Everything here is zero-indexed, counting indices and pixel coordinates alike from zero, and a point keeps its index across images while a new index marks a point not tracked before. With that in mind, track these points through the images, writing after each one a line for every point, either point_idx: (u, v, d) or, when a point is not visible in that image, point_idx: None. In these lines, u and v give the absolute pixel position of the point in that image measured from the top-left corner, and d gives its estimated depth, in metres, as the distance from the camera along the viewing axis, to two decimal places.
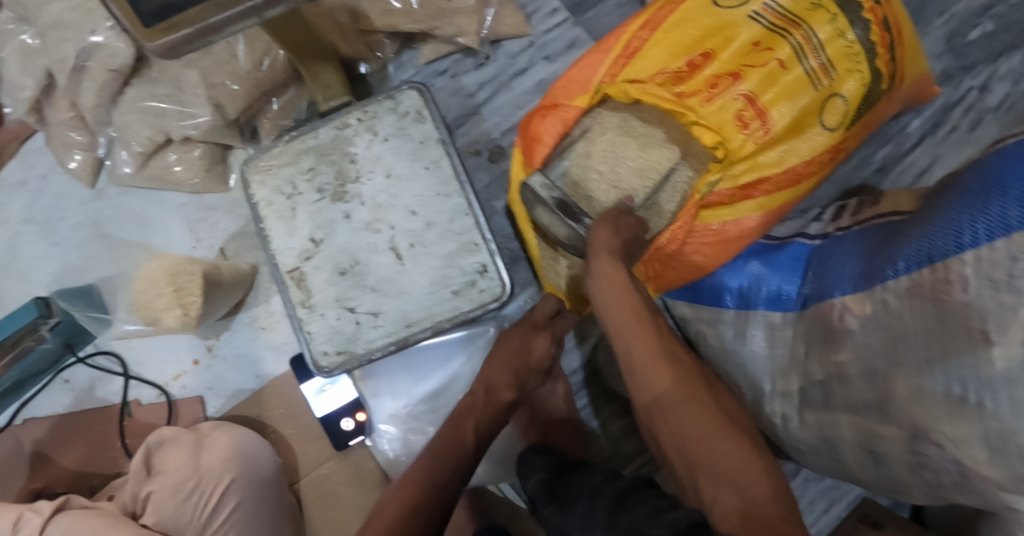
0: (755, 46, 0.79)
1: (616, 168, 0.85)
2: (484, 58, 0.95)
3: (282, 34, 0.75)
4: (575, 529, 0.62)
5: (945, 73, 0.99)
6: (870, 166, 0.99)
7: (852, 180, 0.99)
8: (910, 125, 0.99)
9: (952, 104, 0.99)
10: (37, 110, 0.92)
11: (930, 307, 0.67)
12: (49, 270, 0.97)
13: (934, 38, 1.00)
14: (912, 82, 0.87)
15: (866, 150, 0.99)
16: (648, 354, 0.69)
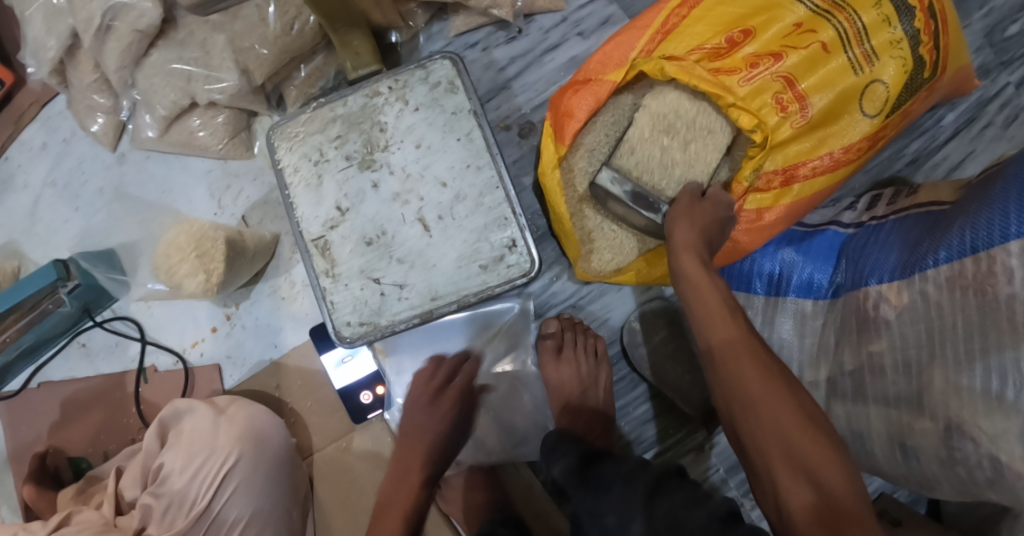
0: (797, 27, 0.77)
1: (660, 158, 0.81)
2: (516, 32, 0.93)
3: None
4: (612, 515, 0.60)
5: (983, 68, 0.97)
6: (903, 158, 0.97)
7: (886, 172, 0.97)
8: (944, 118, 0.97)
9: (989, 99, 0.97)
10: (60, 71, 0.90)
11: (973, 299, 0.65)
12: (69, 233, 0.96)
13: (974, 31, 0.97)
14: (954, 73, 0.85)
15: (899, 142, 0.97)
16: (730, 342, 0.66)
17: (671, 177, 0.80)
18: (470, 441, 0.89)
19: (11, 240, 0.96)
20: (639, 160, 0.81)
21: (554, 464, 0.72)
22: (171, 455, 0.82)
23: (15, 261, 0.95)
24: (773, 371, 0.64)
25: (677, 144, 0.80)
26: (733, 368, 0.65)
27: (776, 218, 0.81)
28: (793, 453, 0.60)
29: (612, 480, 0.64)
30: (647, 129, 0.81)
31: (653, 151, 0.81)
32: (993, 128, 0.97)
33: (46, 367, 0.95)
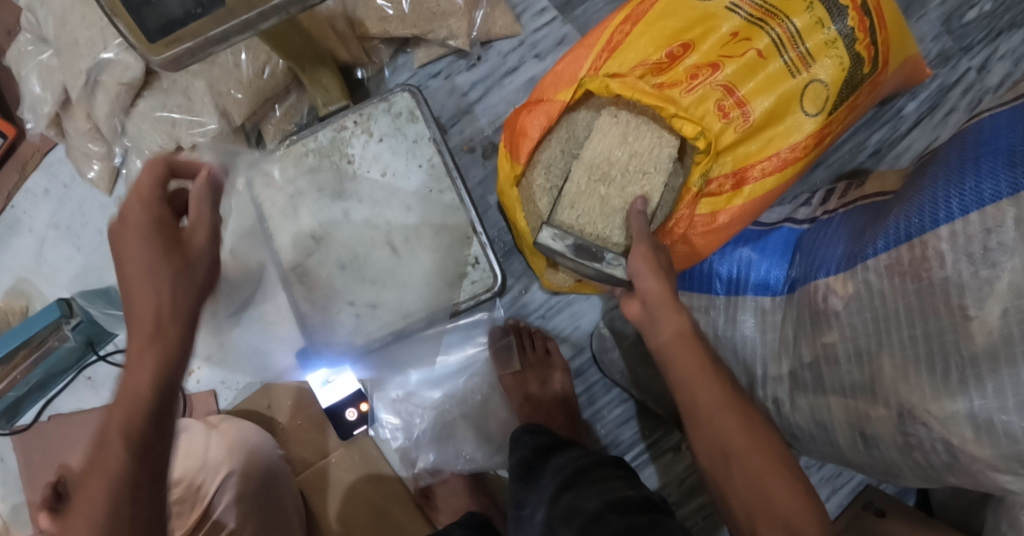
0: (733, 36, 0.81)
1: (599, 208, 0.84)
2: (476, 58, 0.97)
3: (285, 42, 0.80)
4: (531, 504, 0.67)
5: (942, 55, 0.98)
6: (864, 151, 0.98)
7: (848, 165, 0.98)
8: (905, 107, 0.98)
9: (951, 84, 0.97)
10: (57, 124, 0.98)
11: (912, 285, 0.67)
12: (71, 273, 1.03)
13: (930, 20, 0.98)
14: (899, 66, 0.87)
15: (860, 134, 0.98)
16: (712, 399, 0.67)
17: (613, 224, 0.83)
18: (451, 448, 0.92)
19: (19, 281, 1.03)
20: (580, 214, 0.83)
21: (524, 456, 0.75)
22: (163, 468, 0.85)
23: (24, 301, 1.02)
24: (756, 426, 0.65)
25: (614, 192, 0.83)
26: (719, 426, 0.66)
27: (729, 220, 0.83)
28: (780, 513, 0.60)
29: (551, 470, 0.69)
30: (584, 182, 0.84)
31: (593, 204, 0.84)
32: (958, 113, 0.98)
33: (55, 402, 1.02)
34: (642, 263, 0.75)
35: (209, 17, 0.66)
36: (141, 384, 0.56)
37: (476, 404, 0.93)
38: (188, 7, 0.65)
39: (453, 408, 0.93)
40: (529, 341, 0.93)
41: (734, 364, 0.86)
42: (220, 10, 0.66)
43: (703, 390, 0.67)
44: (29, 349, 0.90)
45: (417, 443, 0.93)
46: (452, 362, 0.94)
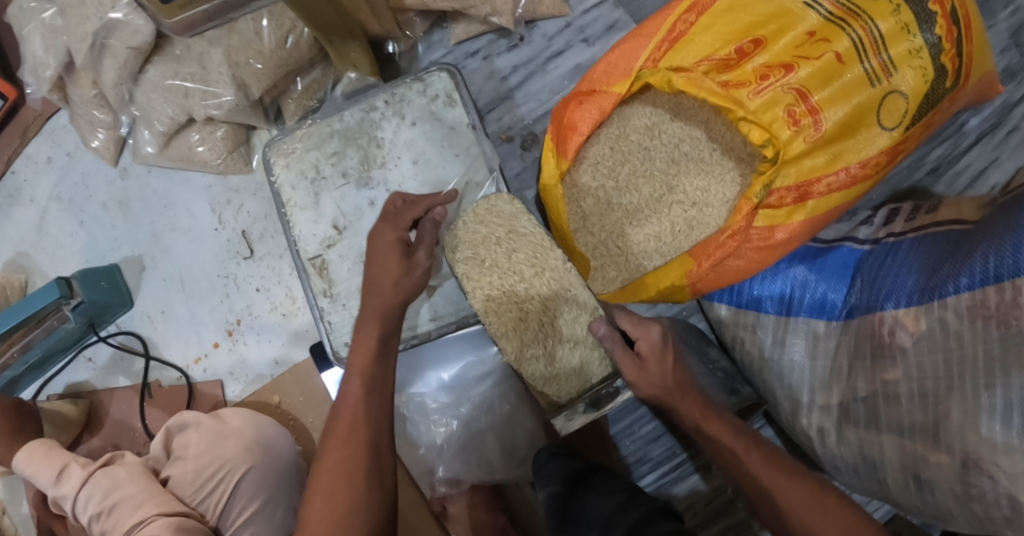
0: (810, 37, 0.73)
1: (562, 361, 0.71)
2: (518, 39, 0.88)
3: (308, 13, 0.72)
4: None
5: (1008, 70, 0.85)
6: (922, 167, 0.86)
7: (904, 182, 0.87)
8: (968, 122, 0.86)
9: (1013, 103, 0.85)
10: (60, 89, 0.91)
11: (996, 331, 0.61)
12: (74, 249, 0.96)
13: (998, 32, 0.85)
14: (978, 80, 0.76)
15: (920, 149, 0.87)
16: (793, 499, 0.60)
17: (590, 359, 0.71)
18: (474, 457, 0.87)
19: (20, 254, 0.97)
20: (557, 382, 0.71)
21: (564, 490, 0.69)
22: (179, 465, 0.81)
23: (23, 276, 0.96)
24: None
25: (565, 335, 0.71)
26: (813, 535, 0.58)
27: (787, 236, 0.76)
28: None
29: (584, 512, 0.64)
30: (534, 353, 0.70)
31: (555, 359, 0.71)
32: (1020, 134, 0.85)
33: (54, 382, 0.96)
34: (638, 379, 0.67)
35: None
36: (347, 433, 0.63)
37: (494, 418, 0.87)
38: None
39: (480, 416, 0.87)
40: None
41: (777, 388, 0.81)
42: None
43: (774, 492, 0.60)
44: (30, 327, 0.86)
45: (438, 450, 0.88)
46: (482, 371, 0.88)
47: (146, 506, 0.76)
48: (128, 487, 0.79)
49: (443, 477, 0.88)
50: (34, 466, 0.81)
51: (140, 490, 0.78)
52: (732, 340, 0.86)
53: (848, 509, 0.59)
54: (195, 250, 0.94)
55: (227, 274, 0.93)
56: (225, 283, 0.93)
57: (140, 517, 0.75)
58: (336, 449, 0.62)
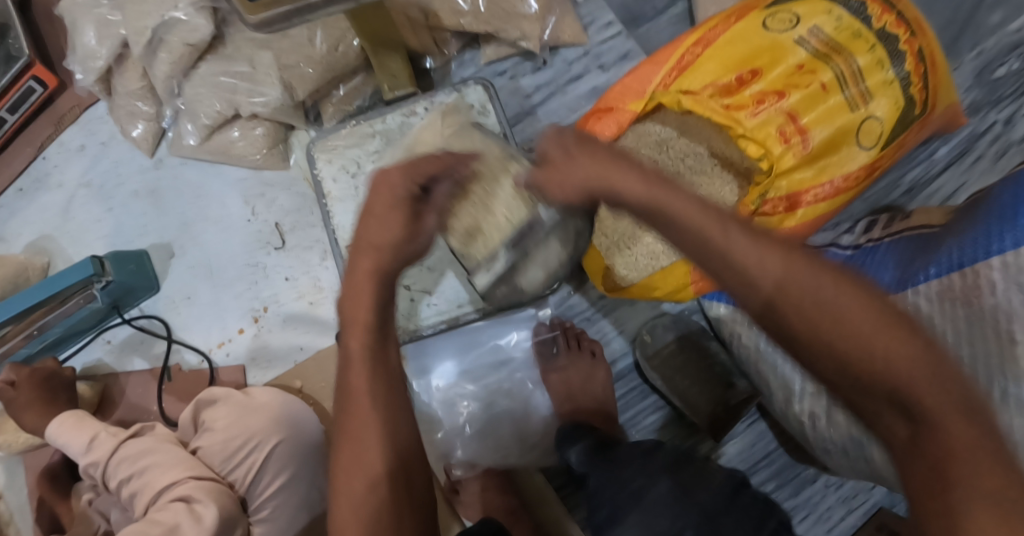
0: (799, 68, 0.85)
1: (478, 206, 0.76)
2: (541, 63, 0.99)
3: (362, 21, 0.85)
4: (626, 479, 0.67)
5: (973, 105, 0.95)
6: (898, 188, 0.97)
7: (882, 201, 0.98)
8: (937, 151, 0.97)
9: (978, 135, 0.96)
10: (105, 80, 0.97)
11: (961, 310, 0.72)
12: (103, 233, 0.99)
13: (963, 72, 0.96)
14: (945, 110, 0.89)
15: (895, 172, 0.98)
16: (824, 298, 0.47)
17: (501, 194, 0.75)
18: (491, 441, 0.93)
19: (43, 237, 0.99)
20: (474, 228, 0.76)
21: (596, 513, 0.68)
22: (208, 436, 0.85)
23: (44, 258, 0.99)
24: (921, 363, 0.45)
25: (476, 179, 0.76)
26: (876, 358, 0.46)
27: (779, 239, 0.87)
28: (953, 505, 0.43)
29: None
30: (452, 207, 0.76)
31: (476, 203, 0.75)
32: (985, 162, 0.96)
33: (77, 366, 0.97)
34: (590, 169, 0.54)
35: None
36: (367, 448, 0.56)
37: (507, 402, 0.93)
38: None
39: (501, 398, 0.94)
40: (575, 342, 0.94)
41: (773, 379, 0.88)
42: None
43: (803, 287, 0.47)
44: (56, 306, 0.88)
45: (453, 434, 0.93)
46: (499, 359, 0.95)
47: (177, 469, 0.80)
48: (158, 453, 0.82)
49: (462, 459, 0.92)
50: (64, 431, 0.84)
51: (171, 456, 0.82)
52: (730, 335, 0.93)
53: (912, 341, 0.46)
54: (225, 239, 0.98)
55: (256, 263, 0.98)
56: (253, 271, 0.98)
57: (173, 477, 0.79)
58: (360, 480, 0.56)
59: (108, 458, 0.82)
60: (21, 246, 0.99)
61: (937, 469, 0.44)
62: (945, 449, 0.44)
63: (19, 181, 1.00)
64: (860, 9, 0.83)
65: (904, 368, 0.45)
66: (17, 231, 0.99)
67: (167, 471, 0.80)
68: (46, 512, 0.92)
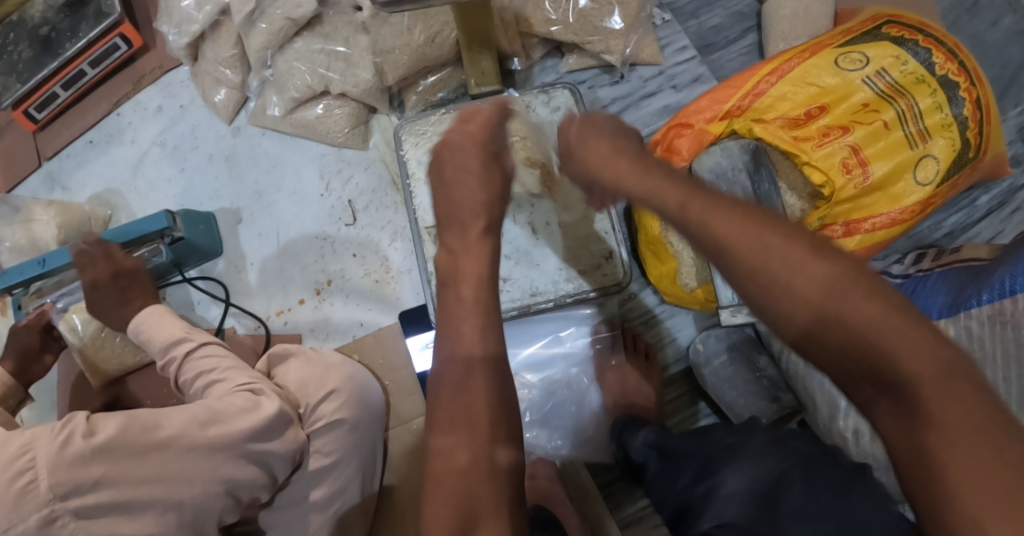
0: (864, 107, 0.92)
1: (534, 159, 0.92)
2: (620, 76, 1.06)
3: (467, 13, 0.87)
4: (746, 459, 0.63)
5: (1015, 158, 1.09)
6: (941, 230, 1.08)
7: (925, 240, 1.08)
8: (979, 198, 1.08)
9: (1019, 186, 1.08)
10: (194, 44, 1.00)
11: (1011, 333, 0.78)
12: (170, 193, 1.04)
13: (1008, 126, 1.10)
14: (992, 158, 0.99)
15: (938, 215, 1.08)
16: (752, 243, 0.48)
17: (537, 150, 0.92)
18: (544, 430, 0.94)
19: (108, 189, 1.04)
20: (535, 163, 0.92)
21: (675, 482, 0.69)
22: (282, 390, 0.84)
23: (108, 211, 1.02)
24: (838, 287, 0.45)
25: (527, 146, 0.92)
26: (850, 314, 0.44)
27: None
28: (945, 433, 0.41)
29: (723, 497, 0.62)
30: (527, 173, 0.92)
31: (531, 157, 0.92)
32: None
33: (76, 318, 0.94)
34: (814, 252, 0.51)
35: None
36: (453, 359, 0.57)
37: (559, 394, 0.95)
38: None
39: (558, 389, 0.95)
40: (632, 343, 0.97)
41: None
42: None
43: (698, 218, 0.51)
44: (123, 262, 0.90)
45: None
46: (555, 352, 0.96)
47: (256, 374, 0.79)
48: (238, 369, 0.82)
49: None
50: (146, 327, 0.81)
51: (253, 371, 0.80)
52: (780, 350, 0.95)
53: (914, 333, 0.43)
54: (298, 211, 1.02)
55: (325, 236, 1.01)
56: (322, 244, 1.00)
57: (251, 379, 0.77)
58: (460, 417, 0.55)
59: (184, 356, 0.79)
60: (86, 195, 1.04)
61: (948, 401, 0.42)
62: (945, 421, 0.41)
63: (90, 133, 1.06)
64: (927, 57, 0.92)
65: (916, 369, 0.43)
66: (83, 182, 1.04)
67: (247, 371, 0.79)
68: None
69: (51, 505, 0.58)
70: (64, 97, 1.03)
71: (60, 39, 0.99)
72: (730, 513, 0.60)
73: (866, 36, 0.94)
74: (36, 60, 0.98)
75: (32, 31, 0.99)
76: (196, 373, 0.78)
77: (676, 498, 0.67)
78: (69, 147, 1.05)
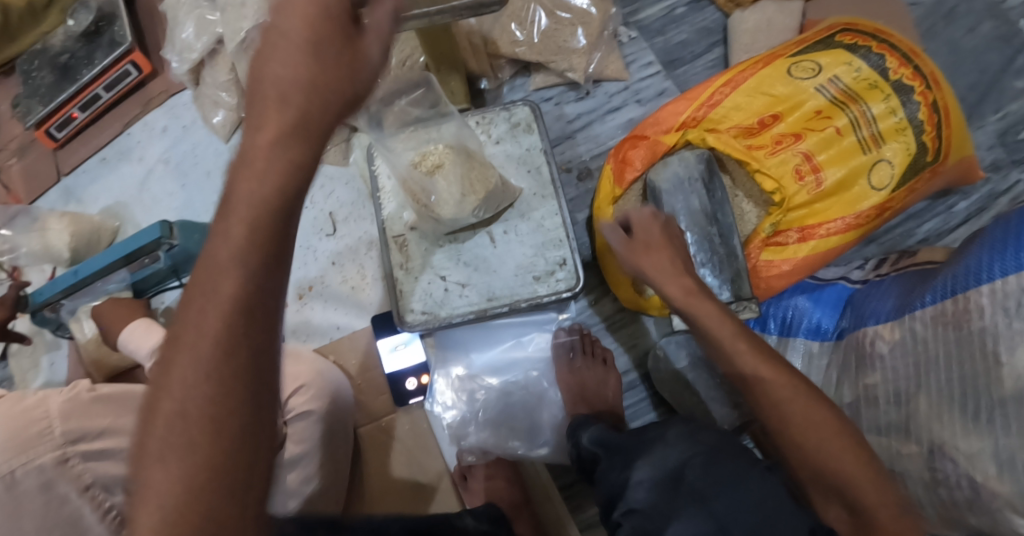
0: (817, 113, 0.95)
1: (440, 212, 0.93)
2: (585, 93, 1.09)
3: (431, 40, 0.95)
4: None
5: (994, 164, 1.07)
6: (914, 237, 1.06)
7: (897, 246, 1.06)
8: (957, 205, 1.06)
9: (998, 192, 1.06)
10: (195, 71, 1.11)
11: (952, 333, 0.76)
12: (173, 205, 1.14)
13: (987, 131, 1.08)
14: (957, 161, 0.98)
15: (913, 221, 1.07)
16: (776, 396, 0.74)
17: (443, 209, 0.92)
18: (504, 431, 0.98)
19: (117, 203, 1.15)
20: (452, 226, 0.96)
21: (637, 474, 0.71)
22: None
23: (117, 222, 1.14)
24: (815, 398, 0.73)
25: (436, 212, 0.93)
26: None
27: (790, 269, 0.95)
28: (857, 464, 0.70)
29: None
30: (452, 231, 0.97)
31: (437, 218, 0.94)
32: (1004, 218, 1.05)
33: (83, 318, 1.07)
34: None
35: (398, 4, 0.83)
36: (209, 320, 0.47)
37: (521, 395, 0.99)
38: None
39: (516, 391, 0.99)
40: (590, 349, 0.99)
41: None
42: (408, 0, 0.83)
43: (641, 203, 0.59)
44: (122, 270, 1.03)
45: (464, 420, 0.99)
46: (517, 357, 1.01)
47: None
48: None
49: (473, 447, 0.98)
50: (136, 337, 0.97)
51: None
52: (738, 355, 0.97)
53: None
54: None
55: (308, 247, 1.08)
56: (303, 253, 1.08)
57: None
58: None
59: None
60: (97, 208, 1.15)
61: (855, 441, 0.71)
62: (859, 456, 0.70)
63: (103, 151, 1.17)
64: (879, 62, 0.94)
65: None
66: (95, 196, 1.15)
67: None
68: None
69: (62, 449, 0.65)
70: (82, 119, 1.16)
71: (79, 66, 1.12)
72: (637, 498, 0.72)
73: (819, 46, 0.97)
74: (56, 84, 1.12)
75: (53, 58, 1.13)
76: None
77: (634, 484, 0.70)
78: (85, 164, 1.17)
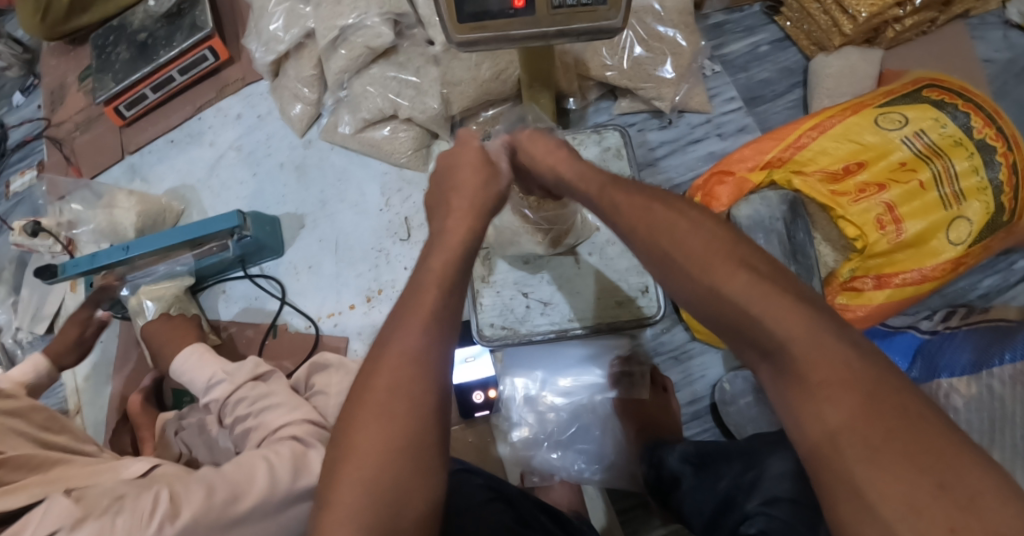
0: (902, 165, 0.96)
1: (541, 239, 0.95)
2: (668, 122, 1.13)
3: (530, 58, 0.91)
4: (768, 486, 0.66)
5: None
6: (975, 290, 1.10)
7: (959, 299, 1.09)
8: (1017, 262, 1.10)
9: None
10: (277, 63, 1.10)
11: None
12: (241, 194, 1.13)
13: None
14: None
15: (974, 275, 1.10)
16: (766, 301, 0.53)
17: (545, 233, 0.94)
18: (569, 451, 0.99)
19: (183, 186, 1.14)
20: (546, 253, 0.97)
21: (716, 483, 0.74)
22: (320, 399, 0.89)
23: (181, 205, 1.12)
24: (861, 384, 0.48)
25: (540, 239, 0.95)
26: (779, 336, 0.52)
27: (865, 314, 0.99)
28: (972, 493, 0.44)
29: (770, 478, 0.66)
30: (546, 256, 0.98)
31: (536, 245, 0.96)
32: None
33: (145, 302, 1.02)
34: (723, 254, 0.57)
35: (519, 21, 0.76)
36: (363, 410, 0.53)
37: (590, 415, 1.00)
38: (505, 7, 0.75)
39: (583, 414, 1.00)
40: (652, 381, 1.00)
41: None
42: (530, 17, 0.76)
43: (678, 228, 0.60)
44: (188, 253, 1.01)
45: (533, 441, 1.00)
46: (586, 378, 1.01)
47: (292, 414, 0.81)
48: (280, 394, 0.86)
49: (538, 466, 0.99)
50: (189, 366, 0.90)
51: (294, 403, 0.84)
52: None
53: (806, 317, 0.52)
54: (357, 222, 1.10)
55: (381, 248, 1.08)
56: (376, 255, 1.08)
57: (286, 421, 0.80)
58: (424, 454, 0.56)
59: (226, 397, 0.85)
60: (162, 189, 1.14)
61: (933, 450, 0.45)
62: (971, 492, 0.44)
63: (172, 133, 1.17)
64: (966, 121, 0.96)
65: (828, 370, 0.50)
66: (161, 176, 1.14)
67: (276, 412, 0.82)
68: (129, 430, 1.02)
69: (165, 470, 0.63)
70: (153, 98, 1.15)
71: (157, 45, 1.09)
72: (779, 490, 0.64)
73: (906, 99, 1.00)
74: (132, 62, 1.09)
75: (131, 35, 1.11)
76: (236, 418, 0.84)
77: (718, 496, 0.72)
78: (152, 144, 1.16)
